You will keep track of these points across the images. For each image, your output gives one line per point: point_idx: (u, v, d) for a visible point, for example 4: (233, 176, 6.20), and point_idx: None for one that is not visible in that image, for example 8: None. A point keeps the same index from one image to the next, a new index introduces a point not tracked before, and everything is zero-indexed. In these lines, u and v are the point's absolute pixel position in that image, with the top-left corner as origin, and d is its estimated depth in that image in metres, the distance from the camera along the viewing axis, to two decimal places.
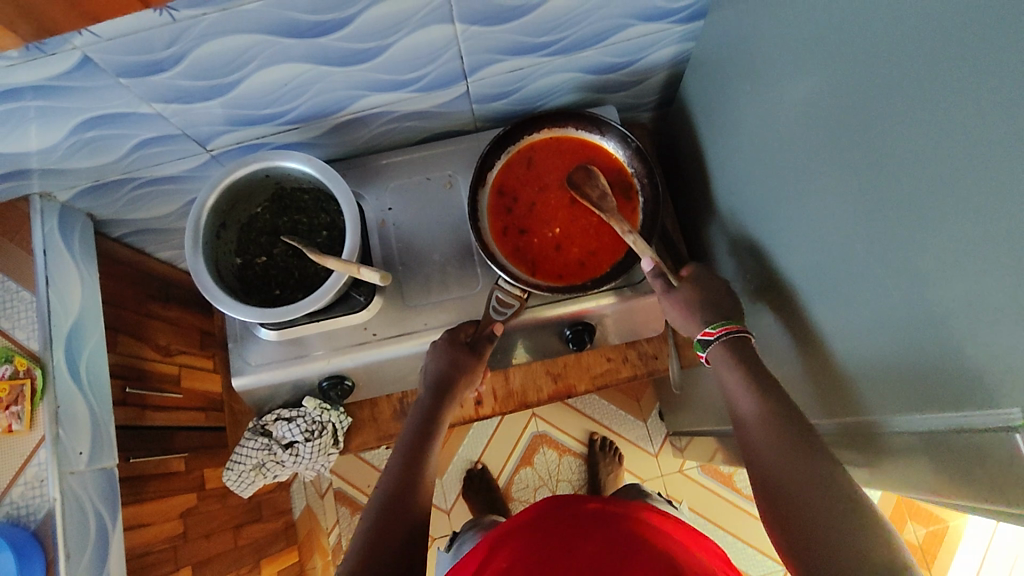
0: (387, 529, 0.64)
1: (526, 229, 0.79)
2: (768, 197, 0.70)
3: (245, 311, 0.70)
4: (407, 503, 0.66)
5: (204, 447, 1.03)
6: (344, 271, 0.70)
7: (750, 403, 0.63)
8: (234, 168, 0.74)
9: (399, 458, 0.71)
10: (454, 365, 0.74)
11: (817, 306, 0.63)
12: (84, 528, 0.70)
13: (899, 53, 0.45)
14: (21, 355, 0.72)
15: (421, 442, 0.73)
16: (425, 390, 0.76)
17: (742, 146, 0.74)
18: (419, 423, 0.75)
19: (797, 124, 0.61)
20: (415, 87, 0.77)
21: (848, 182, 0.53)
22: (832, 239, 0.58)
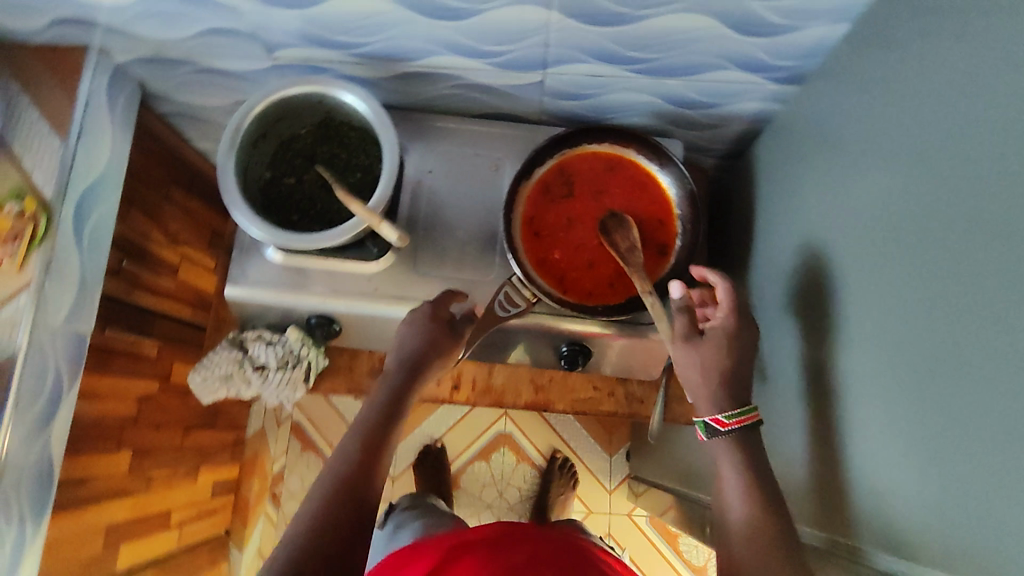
0: (337, 507, 0.62)
1: (541, 233, 0.77)
2: (809, 283, 0.67)
3: (258, 222, 0.69)
4: (360, 477, 0.65)
5: (180, 340, 1.03)
6: (366, 220, 0.68)
7: (744, 518, 0.60)
8: (293, 84, 0.72)
9: (355, 431, 0.70)
10: (428, 342, 0.73)
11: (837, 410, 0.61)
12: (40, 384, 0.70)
13: (990, 189, 0.43)
14: (33, 197, 0.71)
15: (383, 417, 0.71)
16: (393, 365, 0.74)
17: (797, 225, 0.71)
18: (383, 396, 0.73)
19: (862, 222, 0.58)
20: (492, 61, 0.75)
21: (904, 298, 0.51)
22: (867, 349, 0.56)
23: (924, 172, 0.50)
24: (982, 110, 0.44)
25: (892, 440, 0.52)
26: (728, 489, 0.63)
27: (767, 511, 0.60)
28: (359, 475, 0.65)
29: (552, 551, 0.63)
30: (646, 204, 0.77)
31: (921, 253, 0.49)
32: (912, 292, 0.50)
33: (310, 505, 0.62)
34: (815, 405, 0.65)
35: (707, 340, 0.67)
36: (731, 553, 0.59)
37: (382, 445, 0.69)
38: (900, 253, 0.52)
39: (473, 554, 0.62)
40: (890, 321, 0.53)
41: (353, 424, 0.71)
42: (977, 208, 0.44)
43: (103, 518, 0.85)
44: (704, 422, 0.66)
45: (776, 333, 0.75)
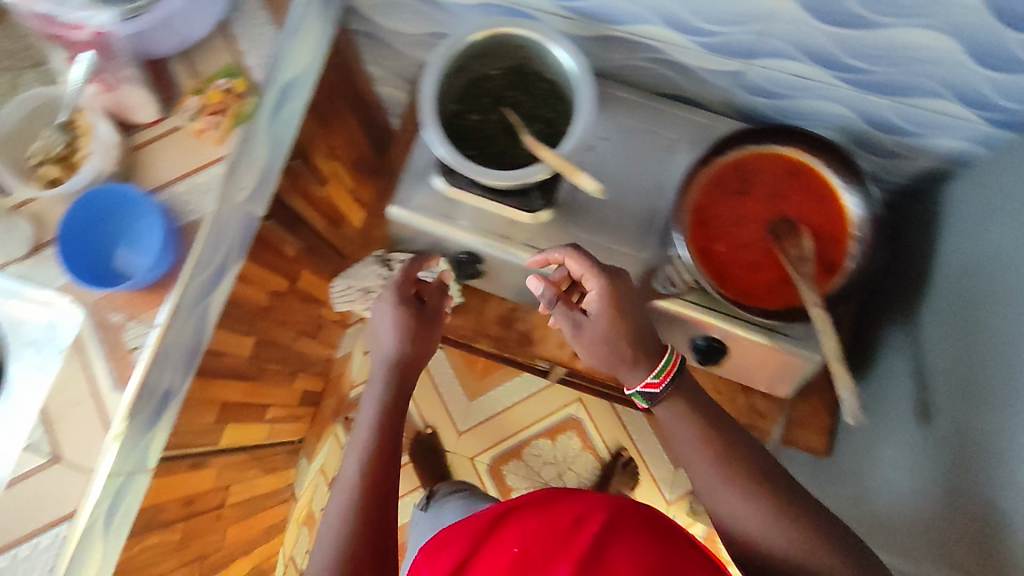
0: (365, 530, 0.62)
1: (708, 222, 0.75)
2: (990, 335, 0.64)
3: (448, 148, 0.72)
4: (377, 484, 0.65)
5: (313, 251, 1.08)
6: (560, 167, 0.68)
7: (756, 512, 0.61)
8: (503, 25, 0.73)
9: (356, 445, 0.68)
10: (407, 329, 0.73)
11: (1000, 470, 0.58)
12: (214, 253, 0.74)
13: None
14: (242, 79, 0.74)
15: (381, 446, 0.68)
16: (378, 368, 0.74)
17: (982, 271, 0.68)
18: (379, 394, 0.72)
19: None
20: (701, 41, 0.73)
21: None
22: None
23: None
24: None
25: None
26: (725, 486, 0.63)
27: (790, 504, 0.60)
28: (373, 486, 0.65)
29: (608, 507, 0.59)
30: (822, 218, 0.75)
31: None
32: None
33: (339, 527, 0.62)
34: (977, 458, 0.61)
35: (599, 320, 0.67)
36: (767, 555, 0.60)
37: (391, 448, 0.68)
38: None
39: (523, 523, 0.61)
40: None
41: (351, 442, 0.69)
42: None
43: (223, 395, 0.90)
44: (638, 390, 0.67)
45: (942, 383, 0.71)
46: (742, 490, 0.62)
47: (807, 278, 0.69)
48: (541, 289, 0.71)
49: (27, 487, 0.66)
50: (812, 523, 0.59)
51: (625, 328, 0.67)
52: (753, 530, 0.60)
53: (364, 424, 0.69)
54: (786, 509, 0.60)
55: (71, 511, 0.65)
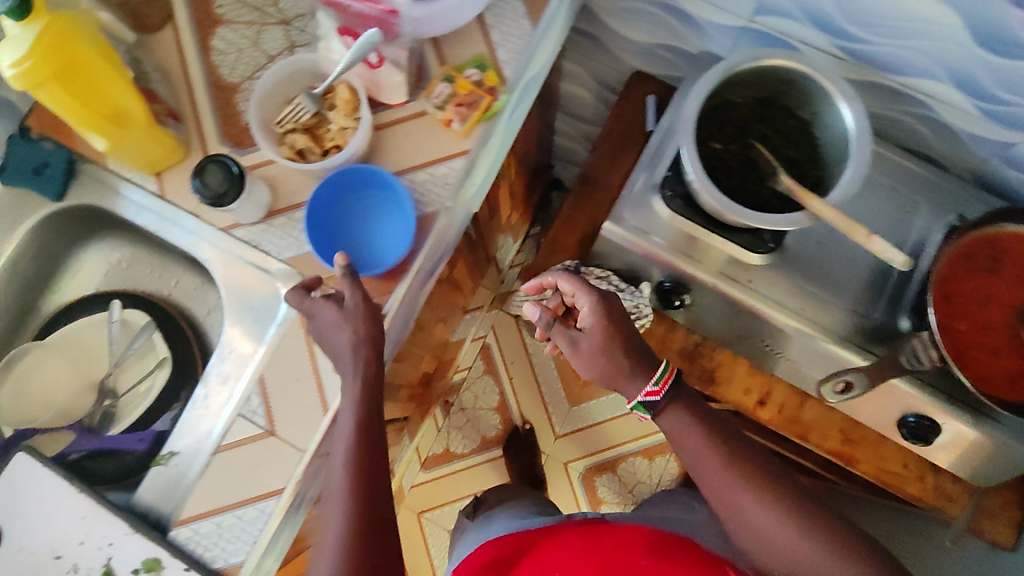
0: (366, 525, 0.53)
1: (953, 298, 0.71)
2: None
3: (704, 184, 0.68)
4: (372, 447, 0.57)
5: (472, 240, 1.05)
6: (839, 225, 0.61)
7: (795, 535, 0.57)
8: (778, 58, 0.69)
9: (344, 427, 0.58)
10: (355, 314, 0.61)
11: None
12: (442, 245, 0.72)
13: None
14: (493, 71, 0.72)
15: (360, 459, 0.56)
16: (351, 363, 0.60)
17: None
18: (355, 369, 0.60)
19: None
20: (983, 104, 0.69)
21: None
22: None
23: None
24: None
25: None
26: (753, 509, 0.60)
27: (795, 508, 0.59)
28: (367, 445, 0.57)
29: (638, 538, 0.66)
30: None
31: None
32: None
33: (338, 533, 0.53)
34: None
35: (590, 333, 0.65)
36: None
37: (375, 420, 0.59)
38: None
39: (562, 540, 0.70)
40: None
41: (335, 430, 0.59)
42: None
43: None
44: (641, 402, 0.64)
45: None
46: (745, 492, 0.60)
47: None
48: (534, 312, 0.67)
49: (239, 456, 0.66)
50: (846, 550, 0.56)
51: (618, 334, 0.65)
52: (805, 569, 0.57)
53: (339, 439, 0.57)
54: (809, 530, 0.58)
55: (280, 488, 0.66)
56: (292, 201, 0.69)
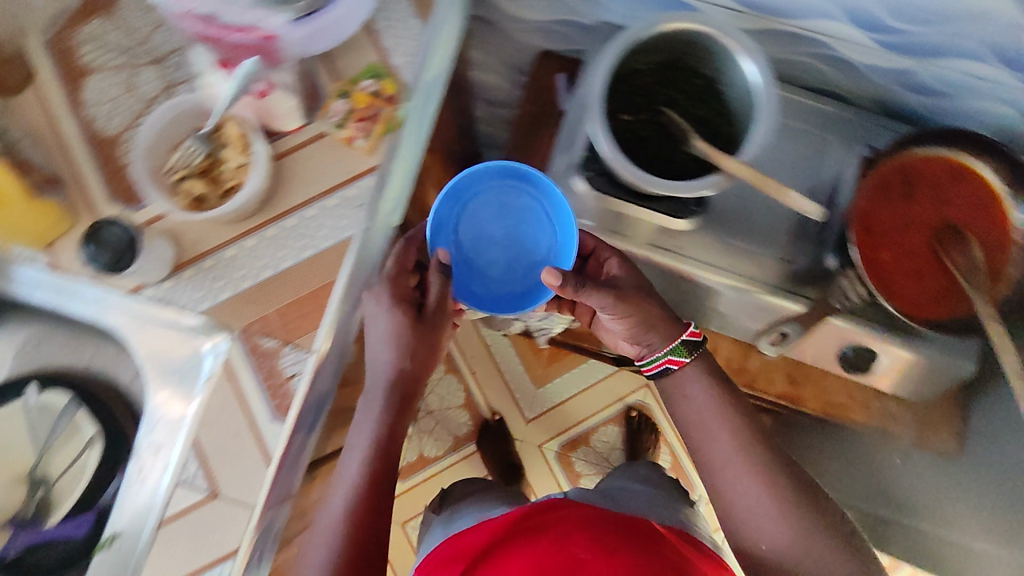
0: (363, 532, 0.69)
1: (872, 230, 0.73)
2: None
3: (619, 160, 0.68)
4: (372, 501, 0.70)
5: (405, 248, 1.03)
6: (755, 182, 0.63)
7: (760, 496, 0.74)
8: (678, 22, 0.68)
9: (361, 452, 0.72)
10: (398, 335, 0.71)
11: None
12: (365, 267, 0.70)
13: None
14: (390, 80, 0.69)
15: (380, 464, 0.72)
16: (387, 368, 0.72)
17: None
18: (382, 412, 0.73)
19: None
20: (880, 38, 0.69)
21: None
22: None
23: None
24: None
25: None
26: (751, 488, 0.74)
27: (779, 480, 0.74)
28: (375, 473, 0.71)
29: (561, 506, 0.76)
30: (977, 227, 0.73)
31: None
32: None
33: (334, 531, 0.68)
34: None
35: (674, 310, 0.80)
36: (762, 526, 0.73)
37: (388, 471, 0.73)
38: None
39: (503, 547, 0.69)
40: None
41: (348, 449, 0.73)
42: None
43: None
44: (682, 343, 0.78)
45: None
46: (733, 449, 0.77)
47: (977, 287, 0.69)
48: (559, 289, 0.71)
49: (186, 525, 0.63)
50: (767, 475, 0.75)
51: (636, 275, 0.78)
52: (780, 541, 0.72)
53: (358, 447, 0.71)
54: (766, 484, 0.74)
55: (234, 550, 0.62)
56: (199, 252, 0.65)
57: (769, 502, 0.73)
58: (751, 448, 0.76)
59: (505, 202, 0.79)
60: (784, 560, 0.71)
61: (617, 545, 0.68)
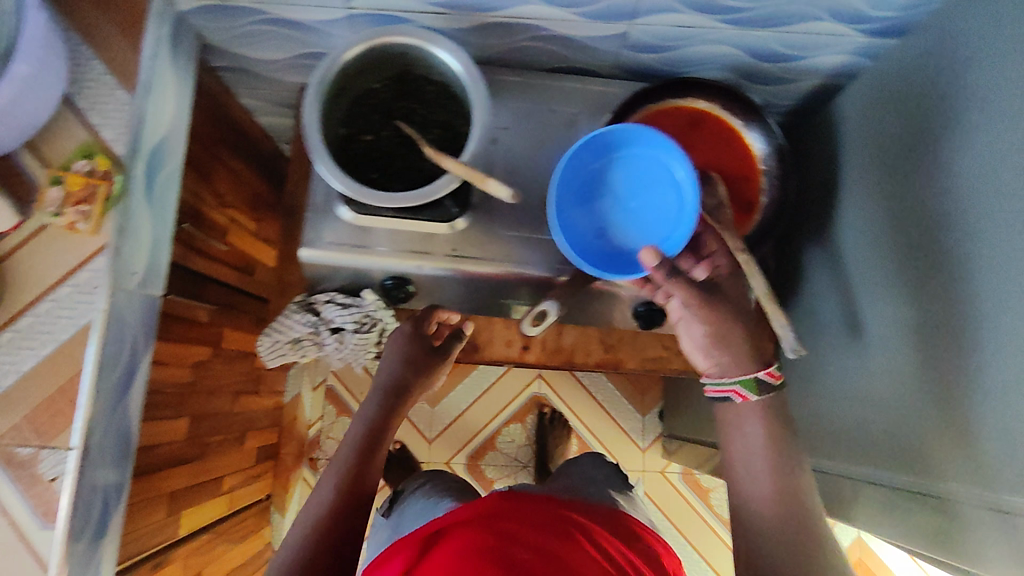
0: (320, 543, 0.65)
1: (628, 191, 0.75)
2: (903, 253, 0.67)
3: (358, 191, 0.67)
4: (349, 503, 0.69)
5: (231, 306, 1.02)
6: (465, 175, 0.64)
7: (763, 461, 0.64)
8: (365, 42, 0.68)
9: (352, 442, 0.75)
10: (410, 364, 0.80)
11: (929, 363, 0.62)
12: (120, 349, 0.68)
13: None
14: (103, 157, 0.70)
15: (347, 486, 0.70)
16: (371, 396, 0.79)
17: (886, 191, 0.70)
18: (367, 417, 0.77)
19: (980, 188, 0.57)
20: (579, 11, 0.70)
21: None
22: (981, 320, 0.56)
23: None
24: None
25: (1007, 421, 0.52)
26: (753, 435, 0.65)
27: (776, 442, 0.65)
28: (338, 514, 0.68)
29: (499, 505, 0.74)
30: (722, 168, 0.77)
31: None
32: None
33: (303, 529, 0.67)
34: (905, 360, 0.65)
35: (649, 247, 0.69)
36: (741, 496, 0.65)
37: (347, 513, 0.69)
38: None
39: (452, 539, 0.67)
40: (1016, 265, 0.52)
41: (334, 459, 0.74)
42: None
43: (169, 484, 0.86)
44: (755, 378, 0.64)
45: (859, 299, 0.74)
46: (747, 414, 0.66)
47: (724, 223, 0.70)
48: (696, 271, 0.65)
49: None
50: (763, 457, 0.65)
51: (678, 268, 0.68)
52: (751, 499, 0.64)
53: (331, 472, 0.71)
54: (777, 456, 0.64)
55: None
56: None
57: (765, 464, 0.64)
58: (783, 442, 0.65)
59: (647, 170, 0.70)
60: (758, 519, 0.63)
61: (558, 547, 0.65)
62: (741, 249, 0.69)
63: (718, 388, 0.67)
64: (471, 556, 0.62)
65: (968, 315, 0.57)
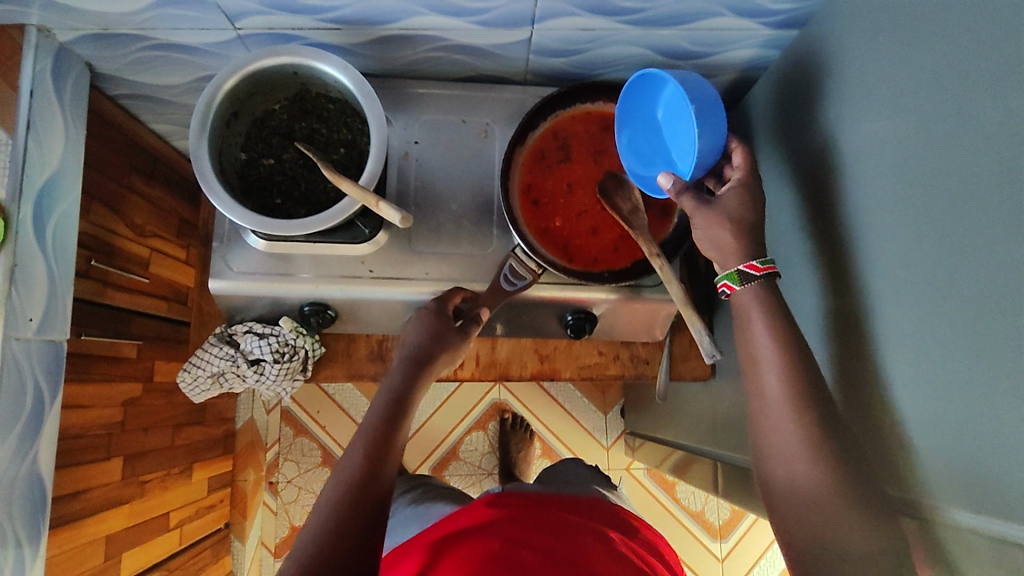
0: (346, 519, 0.55)
1: (541, 201, 0.74)
2: (803, 248, 0.67)
3: (254, 220, 0.64)
4: (376, 478, 0.59)
5: (160, 338, 0.99)
6: (362, 200, 0.63)
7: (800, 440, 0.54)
8: (247, 61, 0.66)
9: (376, 414, 0.64)
10: (437, 336, 0.69)
11: (833, 351, 0.62)
12: (20, 397, 0.65)
13: (982, 139, 0.44)
14: None
15: (368, 463, 0.59)
16: (399, 365, 0.69)
17: (787, 187, 0.70)
18: (384, 400, 0.66)
19: (859, 180, 0.58)
20: (475, 20, 0.69)
21: (915, 224, 0.50)
22: (869, 310, 0.56)
23: (930, 132, 0.49)
24: (992, 53, 0.44)
25: (894, 409, 0.53)
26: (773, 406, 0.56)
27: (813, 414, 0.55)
28: (364, 492, 0.57)
29: (496, 507, 0.72)
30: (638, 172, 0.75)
31: (927, 213, 0.49)
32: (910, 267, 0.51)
33: (325, 504, 0.56)
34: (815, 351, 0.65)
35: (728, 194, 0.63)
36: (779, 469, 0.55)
37: (373, 487, 0.58)
38: (901, 211, 0.52)
39: (462, 545, 0.65)
40: (900, 248, 0.52)
41: (359, 432, 0.63)
42: (972, 178, 0.45)
43: (102, 529, 0.82)
44: (737, 270, 0.60)
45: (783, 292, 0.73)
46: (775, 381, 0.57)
47: (638, 230, 0.68)
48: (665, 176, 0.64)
49: None
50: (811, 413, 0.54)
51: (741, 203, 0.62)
52: (794, 473, 0.53)
53: (358, 436, 0.62)
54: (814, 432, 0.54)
55: None
56: None
57: (798, 438, 0.54)
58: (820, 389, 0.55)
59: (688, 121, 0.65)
60: (801, 501, 0.53)
61: (568, 542, 0.64)
62: (658, 257, 0.66)
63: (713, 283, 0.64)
64: (477, 560, 0.61)
65: (860, 301, 0.58)
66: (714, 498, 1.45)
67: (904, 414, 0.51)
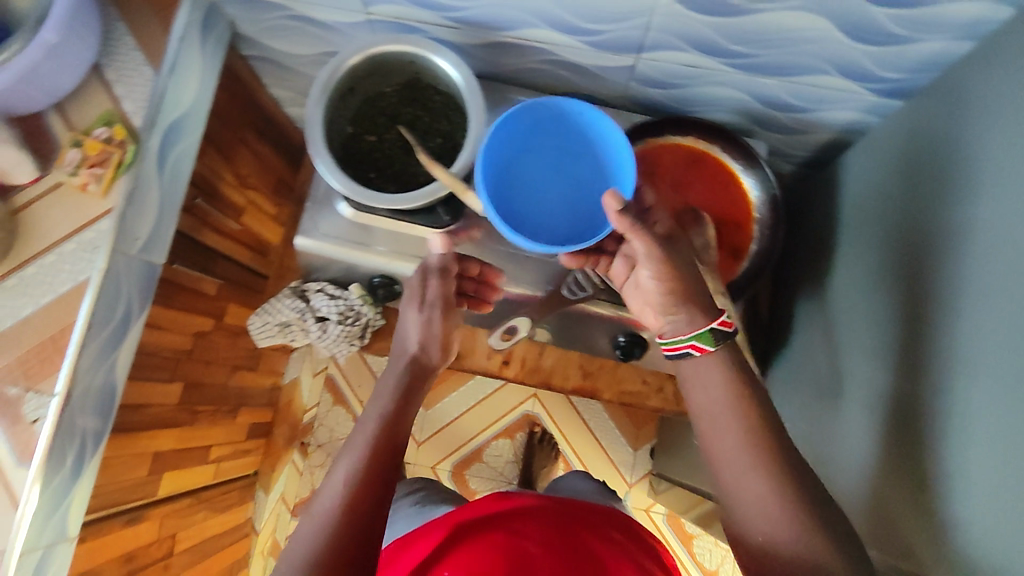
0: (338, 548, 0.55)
1: None
2: (891, 317, 0.67)
3: (350, 187, 0.69)
4: (360, 508, 0.57)
5: (238, 284, 1.05)
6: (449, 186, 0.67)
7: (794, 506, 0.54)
8: (367, 46, 0.72)
9: (366, 424, 0.62)
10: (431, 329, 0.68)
11: (904, 427, 0.61)
12: (113, 309, 0.70)
13: None
14: (122, 125, 0.72)
15: (359, 488, 0.58)
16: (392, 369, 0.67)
17: (882, 257, 0.70)
18: (377, 416, 0.63)
19: (959, 257, 0.58)
20: (588, 40, 0.73)
21: (1009, 309, 0.50)
22: (949, 388, 0.55)
23: None
24: None
25: (958, 491, 0.52)
26: (749, 469, 0.56)
27: (798, 484, 0.55)
28: (358, 508, 0.57)
29: (509, 500, 0.73)
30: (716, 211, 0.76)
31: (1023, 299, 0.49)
32: (1002, 350, 0.50)
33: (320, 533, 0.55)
34: (881, 426, 0.65)
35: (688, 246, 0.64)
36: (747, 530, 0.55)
37: (366, 507, 0.57)
38: (999, 295, 0.52)
39: (473, 542, 0.66)
40: (991, 331, 0.52)
41: (346, 450, 0.61)
42: None
43: (153, 445, 0.88)
44: (710, 329, 0.58)
45: (850, 359, 0.72)
46: (750, 442, 0.56)
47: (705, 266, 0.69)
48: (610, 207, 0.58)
49: None
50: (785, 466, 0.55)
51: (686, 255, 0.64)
52: (779, 539, 0.53)
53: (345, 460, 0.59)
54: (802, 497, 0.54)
55: None
56: None
57: (770, 494, 0.54)
58: None
59: (556, 163, 0.72)
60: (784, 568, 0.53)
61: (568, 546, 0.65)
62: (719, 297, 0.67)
63: (676, 347, 0.61)
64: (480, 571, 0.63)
65: (937, 378, 0.57)
66: (731, 561, 1.41)
67: (968, 499, 0.51)
